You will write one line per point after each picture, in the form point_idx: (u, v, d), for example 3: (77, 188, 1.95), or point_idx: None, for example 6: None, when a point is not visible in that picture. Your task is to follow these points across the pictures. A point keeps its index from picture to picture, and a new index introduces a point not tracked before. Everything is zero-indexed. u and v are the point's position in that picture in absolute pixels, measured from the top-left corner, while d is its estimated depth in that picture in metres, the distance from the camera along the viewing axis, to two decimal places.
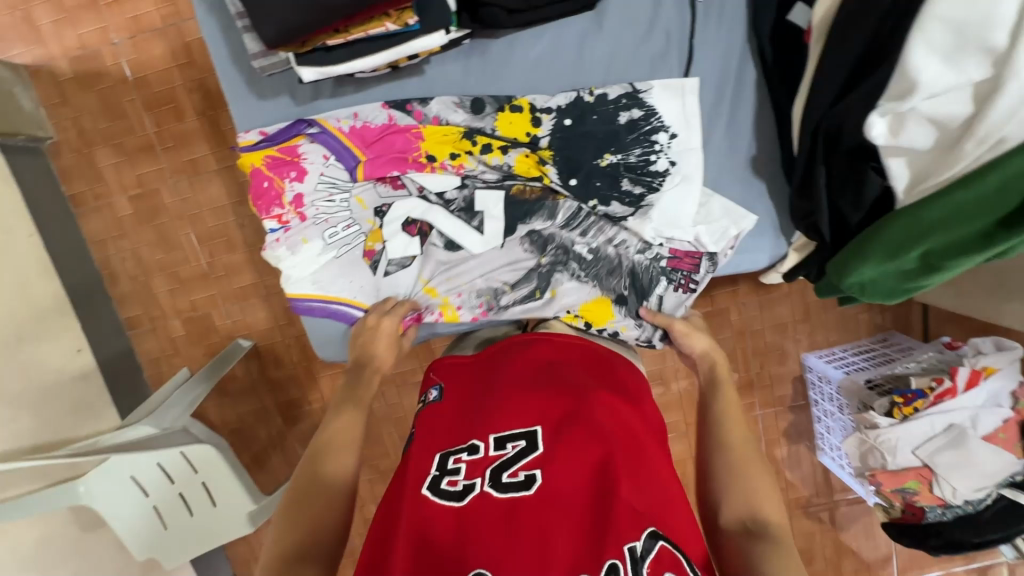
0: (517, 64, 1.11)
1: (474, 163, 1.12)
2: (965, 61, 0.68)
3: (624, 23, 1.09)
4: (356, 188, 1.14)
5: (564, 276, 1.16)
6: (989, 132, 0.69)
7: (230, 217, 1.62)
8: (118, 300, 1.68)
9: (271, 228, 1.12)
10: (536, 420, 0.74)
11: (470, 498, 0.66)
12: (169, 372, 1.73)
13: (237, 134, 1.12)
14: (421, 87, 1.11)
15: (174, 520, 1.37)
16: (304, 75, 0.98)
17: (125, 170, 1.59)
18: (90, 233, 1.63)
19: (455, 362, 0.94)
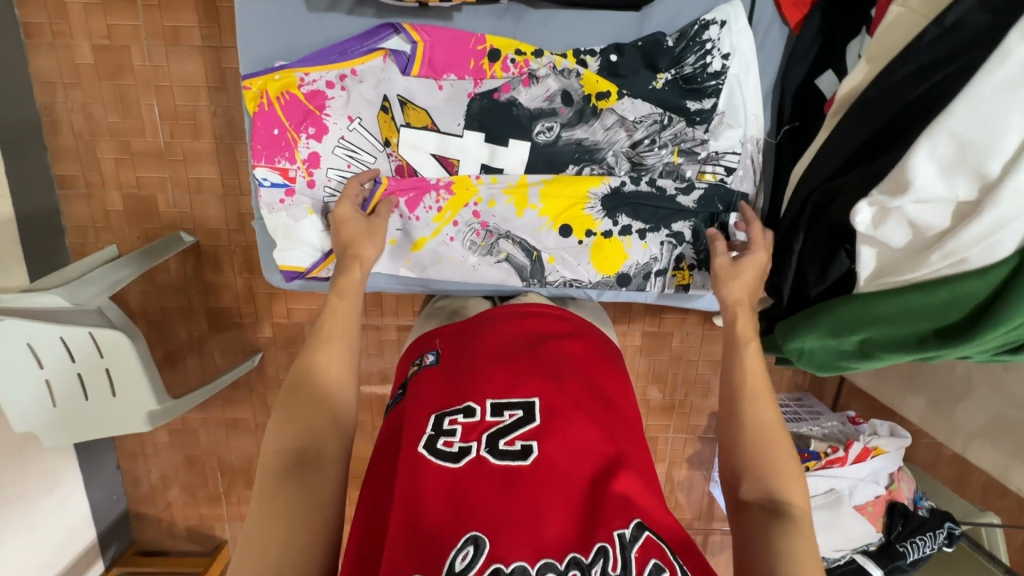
0: (548, 39, 1.05)
1: (540, 64, 1.03)
2: (957, 179, 0.69)
3: (670, 21, 1.03)
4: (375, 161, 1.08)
5: (561, 270, 1.15)
6: (955, 250, 0.71)
7: (203, 101, 1.50)
8: (54, 153, 1.53)
9: (274, 180, 1.07)
10: (534, 393, 0.82)
11: (467, 460, 0.74)
12: (94, 245, 1.61)
13: (245, 69, 1.04)
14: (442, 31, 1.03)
15: (65, 399, 1.29)
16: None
17: (95, 15, 1.43)
18: (37, 72, 1.47)
19: (450, 330, 1.00)
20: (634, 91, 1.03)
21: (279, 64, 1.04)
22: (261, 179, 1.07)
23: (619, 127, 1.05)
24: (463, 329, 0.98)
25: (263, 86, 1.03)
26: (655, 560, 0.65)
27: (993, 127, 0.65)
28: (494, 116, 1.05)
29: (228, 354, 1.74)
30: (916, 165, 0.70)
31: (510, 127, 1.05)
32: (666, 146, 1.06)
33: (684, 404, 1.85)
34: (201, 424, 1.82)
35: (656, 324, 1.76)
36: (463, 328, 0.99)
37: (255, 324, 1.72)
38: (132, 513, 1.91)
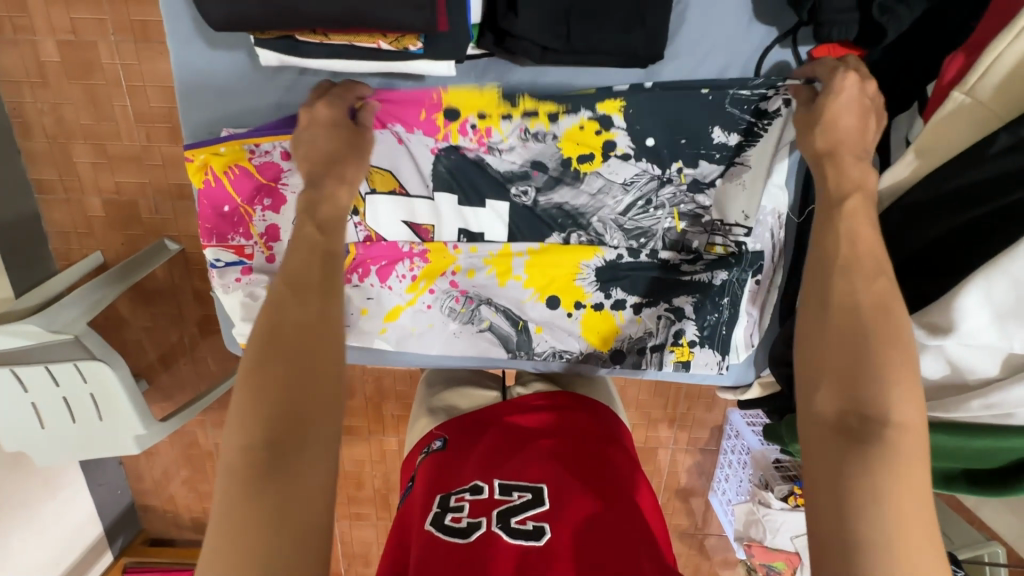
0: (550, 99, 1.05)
1: (502, 129, 1.03)
2: (1011, 330, 0.67)
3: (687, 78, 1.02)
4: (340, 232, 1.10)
5: (548, 342, 1.16)
6: (1002, 404, 0.71)
7: (179, 103, 1.39)
8: (28, 156, 1.45)
9: (232, 256, 1.10)
10: (542, 477, 0.77)
11: (478, 537, 0.69)
12: (78, 251, 1.56)
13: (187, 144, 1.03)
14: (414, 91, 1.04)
15: (53, 421, 1.28)
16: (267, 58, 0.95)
17: (56, 7, 1.30)
18: (3, 70, 1.36)
19: (462, 420, 0.96)
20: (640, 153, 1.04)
21: (223, 133, 1.03)
22: (218, 259, 1.10)
23: (606, 192, 1.06)
24: (473, 420, 0.94)
25: (205, 159, 1.02)
26: None
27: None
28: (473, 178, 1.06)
29: (222, 360, 1.72)
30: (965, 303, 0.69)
31: (487, 188, 1.07)
32: (659, 214, 1.07)
33: (686, 417, 1.80)
34: (198, 425, 1.82)
35: None
36: (473, 420, 0.95)
37: None
38: (137, 505, 1.96)
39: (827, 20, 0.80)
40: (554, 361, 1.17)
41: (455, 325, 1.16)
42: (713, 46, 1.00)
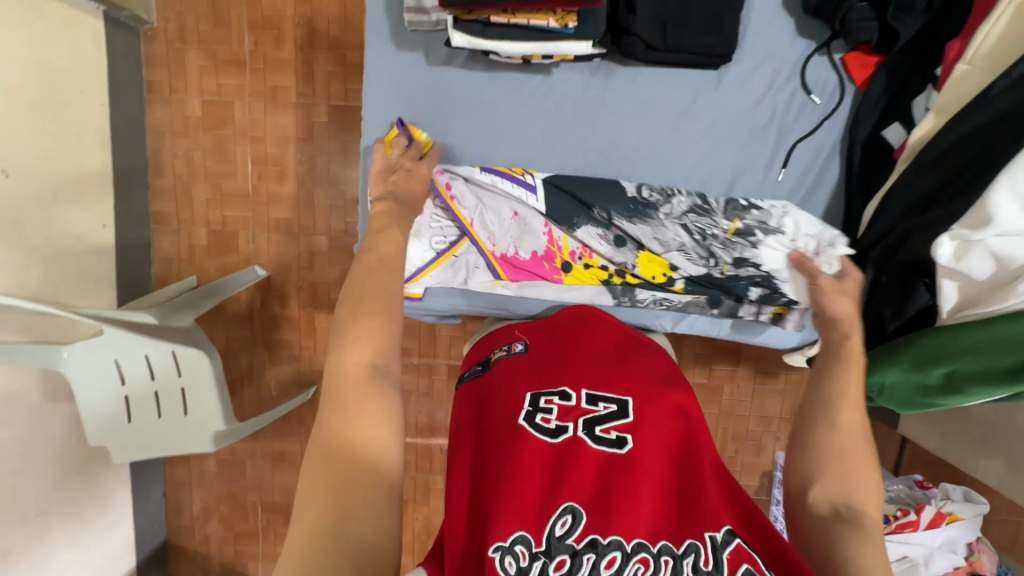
0: (607, 106, 0.96)
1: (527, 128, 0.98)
2: None
3: (740, 84, 0.95)
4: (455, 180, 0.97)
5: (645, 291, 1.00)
6: None
7: (290, 150, 1.66)
8: (154, 192, 1.70)
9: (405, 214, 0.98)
10: (627, 392, 0.81)
11: (566, 438, 0.74)
12: (176, 275, 1.74)
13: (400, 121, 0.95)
14: (539, 90, 0.96)
15: (140, 415, 1.34)
16: (455, 38, 0.82)
17: (208, 75, 1.63)
18: (152, 122, 1.66)
19: (536, 323, 0.99)
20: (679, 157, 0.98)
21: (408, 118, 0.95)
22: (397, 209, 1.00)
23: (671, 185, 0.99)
24: (547, 325, 0.96)
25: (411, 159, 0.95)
26: (745, 566, 0.63)
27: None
28: (572, 178, 0.99)
29: (284, 386, 1.80)
30: (995, 203, 0.73)
31: (563, 204, 0.98)
32: (723, 202, 0.98)
33: (734, 462, 1.79)
34: (249, 455, 1.85)
35: (706, 376, 1.74)
36: (547, 326, 0.97)
37: (312, 358, 1.79)
38: (169, 545, 1.90)
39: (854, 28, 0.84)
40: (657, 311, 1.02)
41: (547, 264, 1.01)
42: (771, 47, 0.93)
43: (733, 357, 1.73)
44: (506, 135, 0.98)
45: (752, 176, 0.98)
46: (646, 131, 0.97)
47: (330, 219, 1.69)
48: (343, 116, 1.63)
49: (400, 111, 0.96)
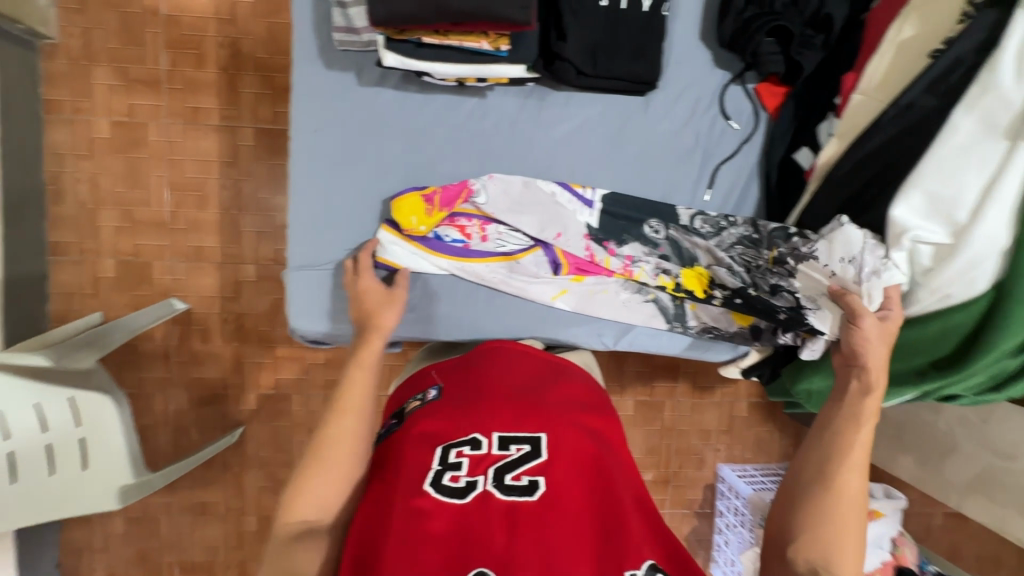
0: (545, 127, 0.96)
1: (458, 147, 0.95)
2: (934, 223, 0.78)
3: (668, 107, 0.98)
4: (490, 195, 0.94)
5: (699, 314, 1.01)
6: (938, 286, 0.80)
7: (213, 175, 1.56)
8: (52, 221, 1.54)
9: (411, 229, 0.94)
10: (540, 428, 0.76)
11: (474, 495, 0.69)
12: (77, 312, 1.56)
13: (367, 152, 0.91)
14: (475, 113, 0.95)
15: (29, 475, 1.13)
16: (387, 57, 0.80)
17: (118, 95, 1.52)
18: (51, 144, 1.51)
19: (450, 363, 0.92)
20: (611, 175, 0.99)
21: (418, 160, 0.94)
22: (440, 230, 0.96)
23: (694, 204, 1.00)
24: (460, 364, 0.91)
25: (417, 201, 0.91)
26: None
27: (956, 183, 0.75)
28: (627, 200, 0.98)
29: (205, 430, 1.64)
30: (899, 216, 0.78)
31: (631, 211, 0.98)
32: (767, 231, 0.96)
33: (678, 477, 1.82)
34: (164, 510, 1.66)
35: (648, 393, 1.77)
36: (461, 364, 0.92)
37: (238, 396, 1.65)
38: None
39: (765, 58, 0.90)
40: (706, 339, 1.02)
41: (624, 295, 1.01)
42: (693, 73, 0.98)
43: (672, 373, 1.78)
44: (437, 157, 0.95)
45: (680, 198, 1.00)
46: (581, 152, 0.97)
47: (258, 246, 1.59)
48: (272, 140, 1.56)
49: (332, 132, 0.91)
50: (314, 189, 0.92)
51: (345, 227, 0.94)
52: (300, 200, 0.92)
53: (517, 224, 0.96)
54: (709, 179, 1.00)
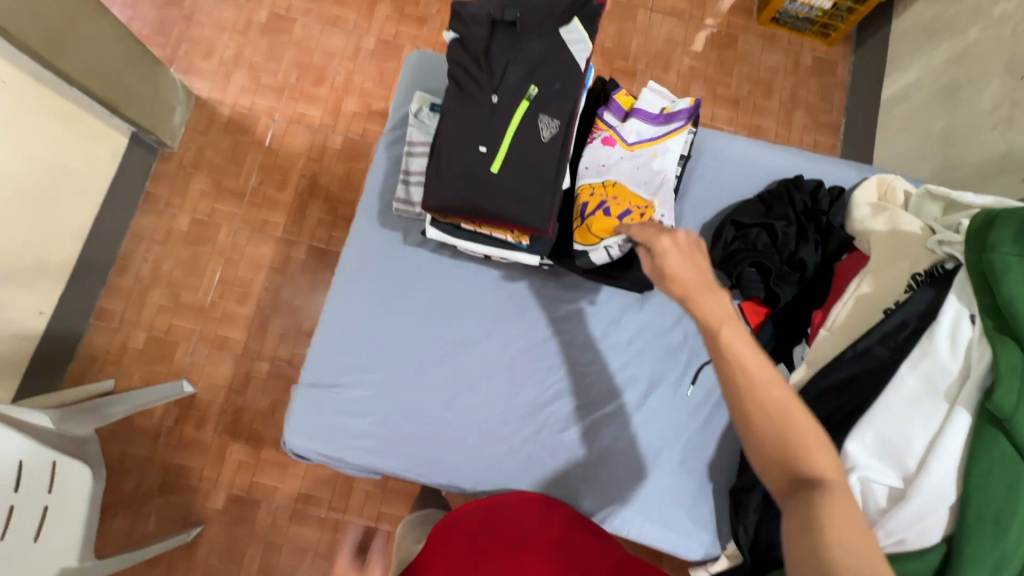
0: (549, 301, 1.06)
1: (470, 302, 1.05)
2: (887, 467, 0.85)
3: (663, 304, 1.07)
4: (493, 342, 1.03)
5: (671, 506, 0.96)
6: (893, 528, 0.82)
7: (260, 277, 1.74)
8: (109, 289, 1.71)
9: (413, 361, 1.02)
10: None
11: None
12: (93, 376, 1.65)
13: (391, 295, 1.04)
14: (492, 284, 1.06)
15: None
16: (430, 230, 0.96)
17: (206, 199, 1.78)
18: (135, 228, 1.75)
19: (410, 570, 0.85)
20: (605, 347, 1.04)
21: (433, 305, 1.04)
22: (436, 366, 1.02)
23: (680, 388, 1.02)
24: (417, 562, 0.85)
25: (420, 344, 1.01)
26: None
27: (903, 434, 0.84)
28: (617, 373, 1.03)
29: (164, 521, 1.59)
30: (851, 451, 0.86)
31: None
32: None
33: None
34: None
35: None
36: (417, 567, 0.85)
37: (208, 491, 1.62)
38: None
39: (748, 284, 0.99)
40: (669, 537, 0.95)
41: (603, 462, 0.98)
42: None
43: None
44: (452, 312, 1.04)
45: (662, 389, 1.02)
46: (576, 323, 1.05)
47: (278, 346, 1.70)
48: (320, 257, 1.76)
49: (371, 278, 1.04)
50: (342, 324, 1.02)
51: (354, 361, 1.01)
52: (327, 329, 1.02)
53: (512, 376, 1.02)
54: (695, 374, 1.03)
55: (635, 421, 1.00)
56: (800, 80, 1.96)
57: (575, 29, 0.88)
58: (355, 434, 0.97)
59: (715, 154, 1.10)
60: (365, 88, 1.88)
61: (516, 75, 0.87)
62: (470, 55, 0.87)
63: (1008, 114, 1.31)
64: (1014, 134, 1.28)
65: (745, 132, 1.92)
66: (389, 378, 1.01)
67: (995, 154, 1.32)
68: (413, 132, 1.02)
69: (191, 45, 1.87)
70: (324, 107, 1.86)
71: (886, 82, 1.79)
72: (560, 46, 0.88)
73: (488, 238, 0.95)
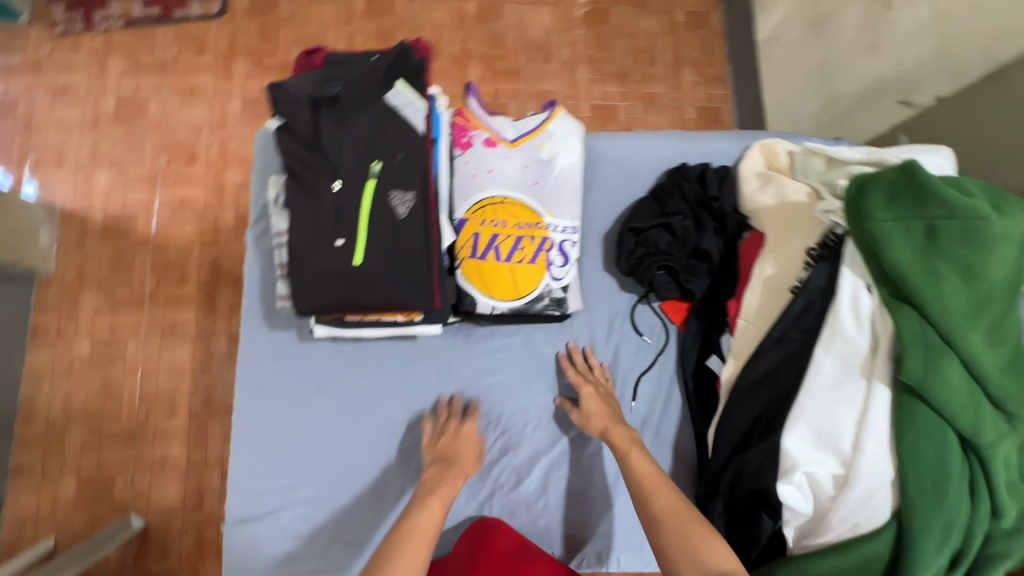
0: (466, 351, 0.92)
1: (379, 378, 0.90)
2: None
3: (586, 322, 0.94)
4: (414, 415, 0.89)
5: (643, 533, 0.89)
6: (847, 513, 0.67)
7: (184, 382, 1.61)
8: (19, 442, 1.55)
9: (330, 461, 0.87)
10: None
11: None
12: (29, 539, 1.50)
13: (292, 400, 0.87)
14: (403, 357, 0.90)
15: None
16: (316, 328, 0.77)
17: (102, 316, 1.63)
18: (31, 367, 1.59)
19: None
20: (536, 387, 0.92)
21: (336, 393, 0.88)
22: (353, 460, 0.87)
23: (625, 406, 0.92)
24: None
25: (333, 438, 0.87)
26: None
27: None
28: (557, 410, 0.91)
29: None
30: (788, 447, 0.69)
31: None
32: None
33: None
34: None
35: None
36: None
37: None
38: None
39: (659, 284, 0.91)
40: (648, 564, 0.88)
41: (569, 510, 0.89)
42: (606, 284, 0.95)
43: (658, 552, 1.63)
44: (361, 395, 0.89)
45: None
46: (496, 367, 0.92)
47: (224, 448, 1.59)
48: None
49: (274, 384, 0.87)
50: (253, 443, 0.86)
51: (268, 480, 0.86)
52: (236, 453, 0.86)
53: None
54: (637, 386, 0.93)
55: (589, 454, 0.90)
56: (679, 39, 1.95)
57: (401, 89, 0.68)
58: (291, 554, 0.84)
59: (599, 155, 0.98)
60: (244, 154, 1.75)
61: (355, 152, 0.67)
62: (298, 140, 0.69)
63: (870, 39, 1.33)
64: (880, 57, 1.30)
65: (639, 103, 1.90)
66: (315, 486, 0.86)
67: (867, 80, 1.35)
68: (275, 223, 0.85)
69: (40, 155, 1.70)
70: (206, 186, 1.73)
71: (757, 24, 1.79)
72: (392, 112, 0.68)
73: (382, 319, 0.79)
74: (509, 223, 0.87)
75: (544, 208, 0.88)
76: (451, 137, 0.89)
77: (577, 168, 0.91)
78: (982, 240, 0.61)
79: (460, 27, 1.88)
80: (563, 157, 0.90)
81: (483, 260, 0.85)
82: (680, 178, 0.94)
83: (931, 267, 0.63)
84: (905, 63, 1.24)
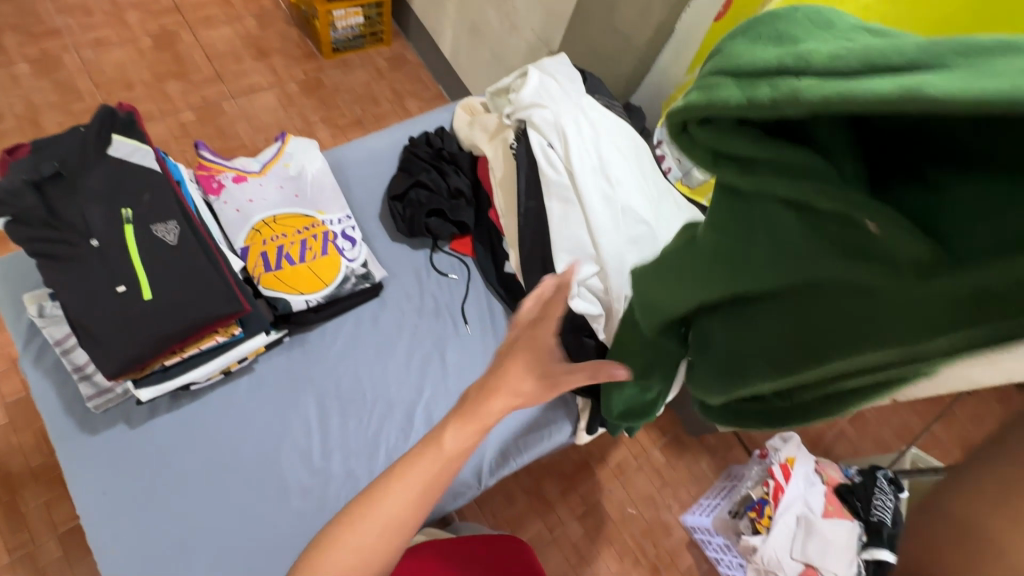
0: (307, 355, 0.98)
1: (234, 421, 0.91)
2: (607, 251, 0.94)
3: (397, 284, 1.07)
4: (285, 434, 0.92)
5: (526, 415, 1.03)
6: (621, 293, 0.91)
7: None
8: None
9: (219, 518, 0.84)
10: None
11: None
12: None
13: (151, 485, 0.84)
14: (248, 392, 0.93)
15: None
16: (142, 393, 0.80)
17: None
18: None
19: None
20: (383, 353, 1.01)
21: (195, 455, 0.87)
22: (242, 505, 0.86)
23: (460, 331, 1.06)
24: None
25: (211, 496, 0.85)
26: None
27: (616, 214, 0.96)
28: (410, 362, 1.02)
29: None
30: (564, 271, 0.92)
31: None
32: None
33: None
34: None
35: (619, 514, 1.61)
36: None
37: None
38: None
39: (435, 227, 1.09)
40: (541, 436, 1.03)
41: None
42: (399, 250, 1.11)
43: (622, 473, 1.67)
44: (221, 445, 0.89)
45: (450, 344, 1.05)
46: (340, 356, 0.99)
47: None
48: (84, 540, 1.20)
49: (124, 483, 0.83)
50: (126, 554, 0.80)
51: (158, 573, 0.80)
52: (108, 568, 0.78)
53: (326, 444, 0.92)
54: (463, 311, 1.08)
55: (452, 380, 1.01)
56: (390, 79, 2.24)
57: (121, 142, 0.77)
58: None
59: (344, 160, 1.14)
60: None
61: (101, 210, 0.73)
62: (32, 222, 0.70)
63: (510, 22, 1.75)
64: (522, 32, 1.72)
65: None
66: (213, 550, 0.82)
67: (525, 50, 1.76)
68: (50, 333, 0.84)
69: None
70: None
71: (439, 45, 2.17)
72: (122, 164, 0.77)
73: (206, 352, 0.84)
74: (288, 233, 0.97)
75: (312, 211, 1.01)
76: (202, 188, 0.97)
77: (326, 170, 1.06)
78: (939, 306, 0.29)
79: (185, 134, 1.90)
80: (310, 167, 1.04)
81: (278, 269, 0.94)
82: (412, 148, 1.13)
83: (868, 79, 0.27)
84: (536, 30, 1.67)
